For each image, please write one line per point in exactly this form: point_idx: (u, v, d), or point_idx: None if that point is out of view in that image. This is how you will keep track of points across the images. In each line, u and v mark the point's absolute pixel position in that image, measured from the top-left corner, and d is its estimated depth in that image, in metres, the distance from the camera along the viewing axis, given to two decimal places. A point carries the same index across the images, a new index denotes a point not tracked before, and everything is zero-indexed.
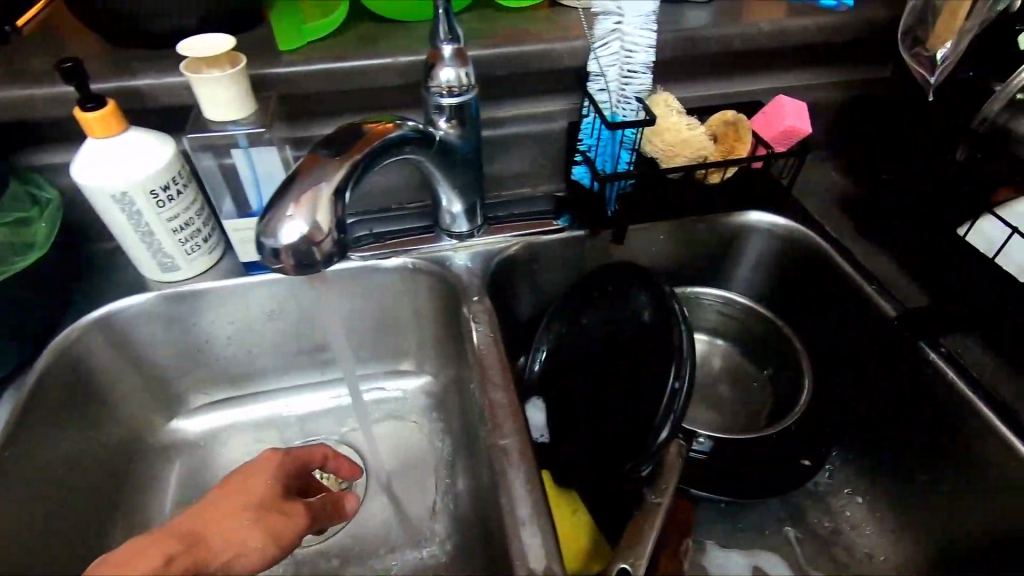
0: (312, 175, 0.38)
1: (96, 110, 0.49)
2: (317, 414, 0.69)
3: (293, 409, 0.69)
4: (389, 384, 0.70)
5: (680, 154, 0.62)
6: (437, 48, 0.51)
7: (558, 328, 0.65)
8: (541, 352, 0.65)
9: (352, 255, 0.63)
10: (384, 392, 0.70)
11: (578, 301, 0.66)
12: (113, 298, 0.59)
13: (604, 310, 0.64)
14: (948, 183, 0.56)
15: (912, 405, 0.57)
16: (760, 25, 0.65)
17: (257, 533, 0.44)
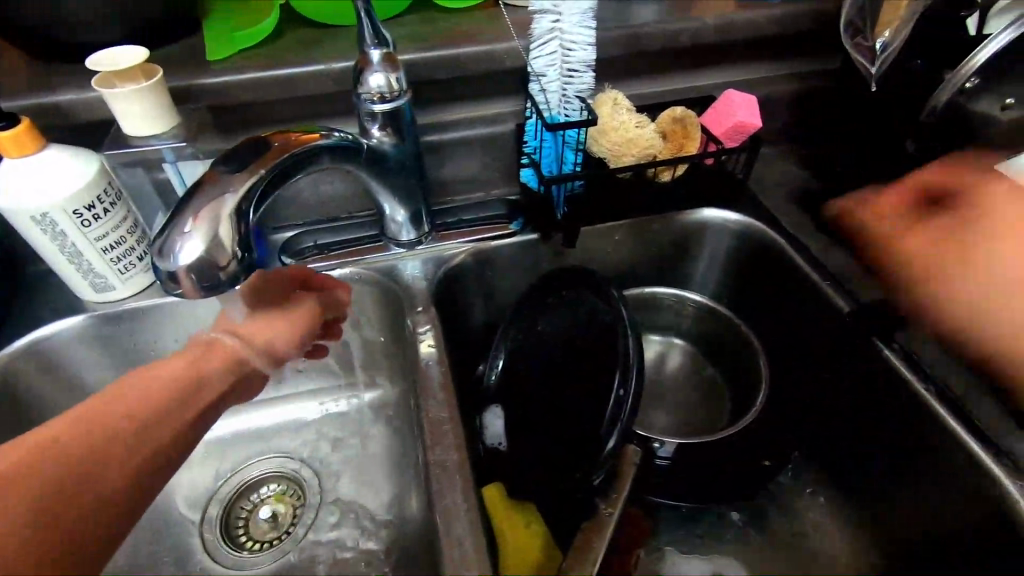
0: (215, 188, 0.36)
1: (10, 128, 0.47)
2: (274, 429, 0.68)
3: (250, 425, 0.68)
4: (344, 396, 0.69)
5: (628, 153, 0.59)
6: (365, 54, 0.50)
7: (516, 335, 0.63)
8: (498, 360, 0.63)
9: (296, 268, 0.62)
10: (341, 405, 0.69)
11: (534, 307, 0.64)
12: (45, 322, 0.57)
13: (562, 312, 0.63)
14: None
15: (871, 402, 0.55)
16: (705, 19, 0.64)
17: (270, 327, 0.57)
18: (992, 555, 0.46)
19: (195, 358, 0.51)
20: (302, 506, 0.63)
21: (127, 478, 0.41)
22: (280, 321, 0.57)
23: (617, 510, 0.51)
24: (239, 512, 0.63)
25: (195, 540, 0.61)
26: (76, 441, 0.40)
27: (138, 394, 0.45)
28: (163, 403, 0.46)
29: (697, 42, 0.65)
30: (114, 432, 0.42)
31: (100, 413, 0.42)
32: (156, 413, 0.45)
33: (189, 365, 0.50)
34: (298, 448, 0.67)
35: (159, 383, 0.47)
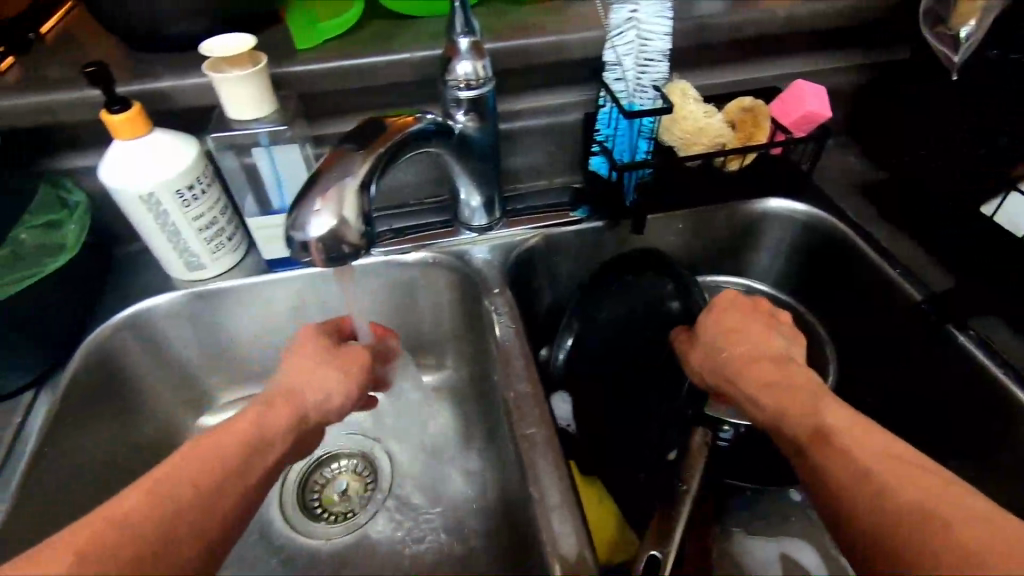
0: (337, 170, 0.38)
1: (122, 111, 0.50)
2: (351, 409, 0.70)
3: None
4: (415, 378, 0.71)
5: (698, 142, 0.61)
6: (454, 42, 0.52)
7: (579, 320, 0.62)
8: (565, 340, 0.62)
9: (374, 250, 0.64)
10: (412, 386, 0.71)
11: (588, 297, 0.63)
12: (142, 298, 0.60)
13: (621, 300, 0.63)
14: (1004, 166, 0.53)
15: (722, 372, 0.49)
16: (775, 10, 0.64)
17: (329, 380, 0.52)
18: (824, 483, 0.38)
19: (260, 416, 0.45)
20: (376, 482, 0.66)
21: (196, 549, 0.37)
22: (337, 370, 0.52)
23: (693, 488, 0.51)
24: (312, 487, 0.66)
25: (274, 514, 0.63)
26: (136, 528, 0.35)
27: (206, 455, 0.40)
28: (223, 472, 0.40)
29: (765, 33, 0.65)
30: (187, 496, 0.38)
31: (156, 492, 0.37)
32: (213, 486, 0.39)
33: (251, 428, 0.44)
34: (371, 427, 0.69)
35: (218, 453, 0.41)
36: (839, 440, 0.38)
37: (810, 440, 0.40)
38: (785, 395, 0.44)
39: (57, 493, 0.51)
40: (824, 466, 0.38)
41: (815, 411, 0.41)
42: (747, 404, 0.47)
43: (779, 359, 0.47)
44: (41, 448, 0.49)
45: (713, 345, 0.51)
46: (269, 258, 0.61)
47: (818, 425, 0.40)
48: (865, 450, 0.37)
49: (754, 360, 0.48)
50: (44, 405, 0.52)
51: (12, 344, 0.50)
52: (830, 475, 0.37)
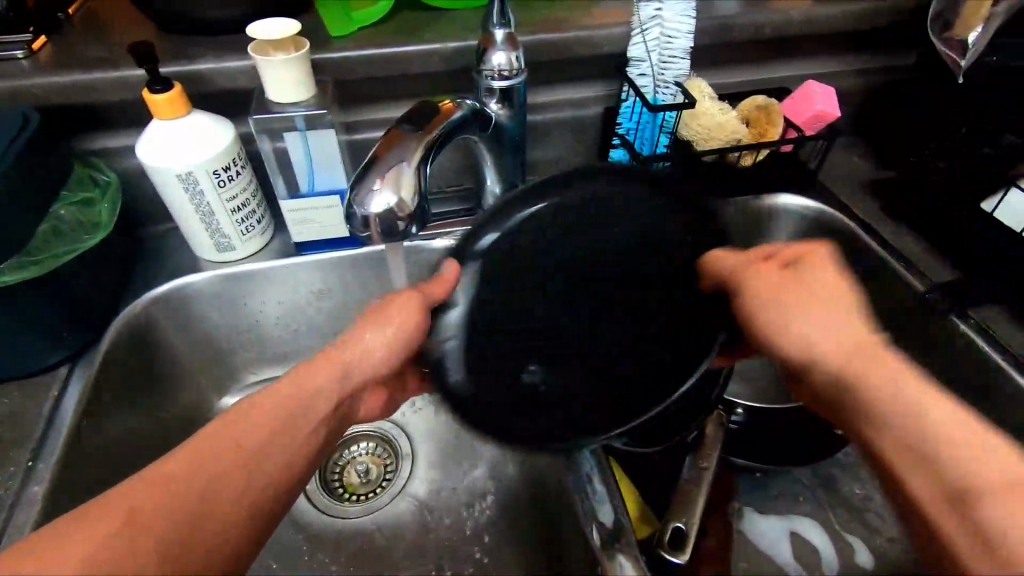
0: (393, 153, 0.39)
1: (164, 92, 0.51)
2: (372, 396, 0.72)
3: None
4: None
5: (715, 138, 0.64)
6: (490, 33, 0.53)
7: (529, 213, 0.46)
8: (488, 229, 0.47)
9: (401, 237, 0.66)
10: None
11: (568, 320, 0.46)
12: (173, 277, 0.61)
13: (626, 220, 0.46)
14: (1003, 164, 0.57)
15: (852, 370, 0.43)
16: (791, 13, 0.67)
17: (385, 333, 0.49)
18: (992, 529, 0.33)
19: (299, 378, 0.46)
20: (396, 464, 0.67)
21: (233, 523, 0.37)
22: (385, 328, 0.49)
23: (711, 466, 0.56)
24: (333, 467, 0.67)
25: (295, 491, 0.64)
26: (170, 506, 0.35)
27: (248, 426, 0.41)
28: (262, 444, 0.41)
29: (780, 34, 0.68)
30: (224, 467, 0.38)
31: (194, 460, 0.37)
32: (251, 457, 0.39)
33: (296, 391, 0.45)
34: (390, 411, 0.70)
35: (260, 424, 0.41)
36: (972, 457, 0.37)
37: (1000, 480, 0.35)
38: (915, 400, 0.40)
39: (95, 467, 0.51)
40: (1002, 516, 0.34)
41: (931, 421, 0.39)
42: (872, 402, 0.41)
43: (869, 340, 0.44)
44: (80, 420, 0.50)
45: (778, 308, 0.45)
46: (299, 241, 0.62)
47: (967, 454, 0.37)
48: (961, 462, 0.36)
49: (839, 341, 0.44)
50: (79, 384, 0.52)
51: (52, 319, 0.51)
52: (1002, 522, 0.34)
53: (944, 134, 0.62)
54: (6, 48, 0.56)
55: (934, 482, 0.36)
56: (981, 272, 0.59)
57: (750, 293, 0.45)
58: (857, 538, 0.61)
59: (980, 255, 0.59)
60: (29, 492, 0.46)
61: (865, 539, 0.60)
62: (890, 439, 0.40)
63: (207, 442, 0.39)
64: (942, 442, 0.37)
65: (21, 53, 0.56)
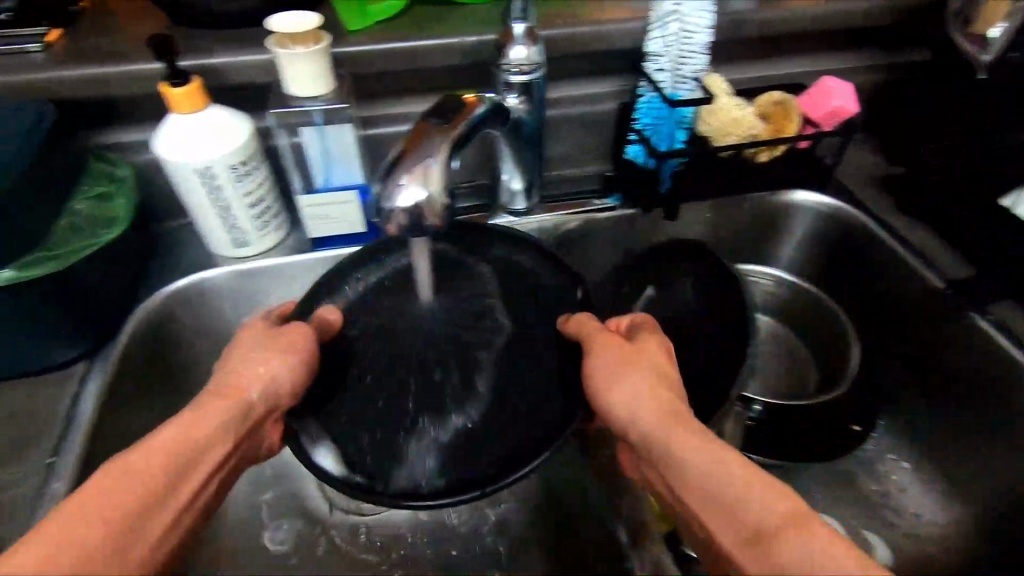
0: (421, 148, 0.39)
1: (182, 86, 0.50)
2: None
3: None
4: None
5: (732, 133, 0.63)
6: (508, 27, 0.53)
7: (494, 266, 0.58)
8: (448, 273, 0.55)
9: None
10: None
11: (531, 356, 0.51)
12: (189, 273, 0.60)
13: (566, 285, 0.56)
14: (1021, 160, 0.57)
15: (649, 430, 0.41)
16: (807, 8, 0.66)
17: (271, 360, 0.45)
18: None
19: (189, 419, 0.40)
20: None
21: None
22: (271, 352, 0.45)
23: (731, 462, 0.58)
24: None
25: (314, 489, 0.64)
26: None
27: (138, 476, 0.35)
28: (152, 493, 0.35)
29: (795, 30, 0.68)
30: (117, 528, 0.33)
31: (77, 526, 0.32)
32: (148, 510, 0.35)
33: (184, 432, 0.39)
34: None
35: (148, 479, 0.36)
36: (747, 502, 0.34)
37: (780, 519, 0.33)
38: (711, 459, 0.37)
39: (114, 464, 0.51)
40: (800, 552, 0.31)
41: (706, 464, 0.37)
42: (674, 467, 0.38)
43: (682, 407, 0.41)
44: (98, 416, 0.50)
45: (609, 374, 0.44)
46: (315, 236, 0.61)
47: (747, 496, 0.34)
48: (748, 502, 0.34)
49: (661, 399, 0.42)
50: (97, 381, 0.52)
51: (69, 315, 0.50)
52: (798, 562, 0.31)
53: (944, 134, 0.63)
54: (19, 42, 0.55)
55: (732, 525, 0.34)
56: (984, 272, 0.59)
57: (594, 367, 0.45)
58: (873, 533, 0.61)
59: (981, 255, 0.60)
60: (50, 489, 0.45)
61: (881, 534, 0.61)
62: (695, 500, 0.37)
63: (88, 498, 0.33)
64: (732, 488, 0.35)
65: (34, 47, 0.55)
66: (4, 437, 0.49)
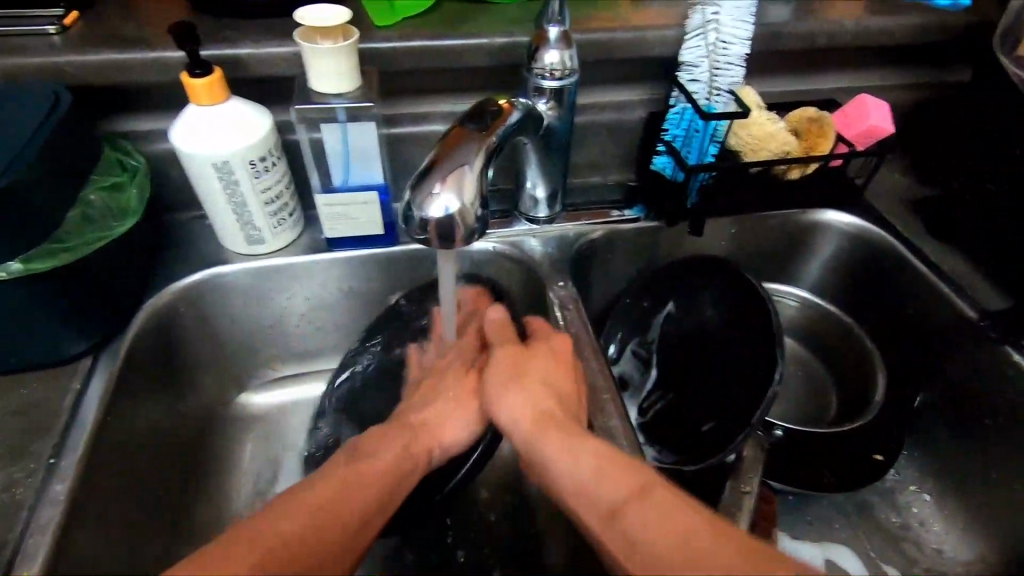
0: (456, 156, 0.37)
1: (204, 76, 0.48)
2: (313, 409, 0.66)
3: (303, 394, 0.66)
4: None
5: (764, 148, 0.61)
6: (543, 30, 0.51)
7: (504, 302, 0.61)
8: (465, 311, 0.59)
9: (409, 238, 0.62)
10: None
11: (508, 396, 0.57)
12: (199, 267, 0.59)
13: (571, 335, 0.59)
14: None
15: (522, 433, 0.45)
16: (846, 23, 0.64)
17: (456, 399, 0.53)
18: (636, 544, 0.35)
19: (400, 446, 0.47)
20: None
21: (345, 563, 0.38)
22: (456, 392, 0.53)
23: (752, 490, 0.53)
24: None
25: None
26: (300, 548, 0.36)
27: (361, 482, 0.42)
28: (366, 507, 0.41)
29: (833, 44, 0.66)
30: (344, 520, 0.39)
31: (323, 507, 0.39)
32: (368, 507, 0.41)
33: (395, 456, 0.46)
34: None
35: (367, 490, 0.42)
36: (600, 482, 0.38)
37: (623, 492, 0.37)
38: (573, 454, 0.41)
39: (118, 464, 0.49)
40: (641, 520, 0.35)
41: (565, 457, 0.41)
42: (543, 469, 0.42)
43: (554, 412, 0.46)
44: (102, 415, 0.48)
45: (498, 385, 0.49)
46: (331, 235, 0.59)
47: (600, 478, 0.39)
48: (598, 481, 0.39)
49: (537, 407, 0.46)
50: (102, 378, 0.50)
51: (77, 308, 0.49)
52: (637, 530, 0.35)
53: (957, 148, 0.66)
54: (37, 23, 0.53)
55: (590, 507, 0.38)
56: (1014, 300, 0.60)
57: (489, 381, 0.50)
58: (893, 567, 0.59)
59: (998, 260, 0.63)
60: (52, 491, 0.44)
61: (901, 569, 0.59)
62: (565, 494, 0.41)
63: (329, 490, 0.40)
64: (586, 474, 0.39)
65: (52, 28, 0.53)
66: (6, 434, 0.47)
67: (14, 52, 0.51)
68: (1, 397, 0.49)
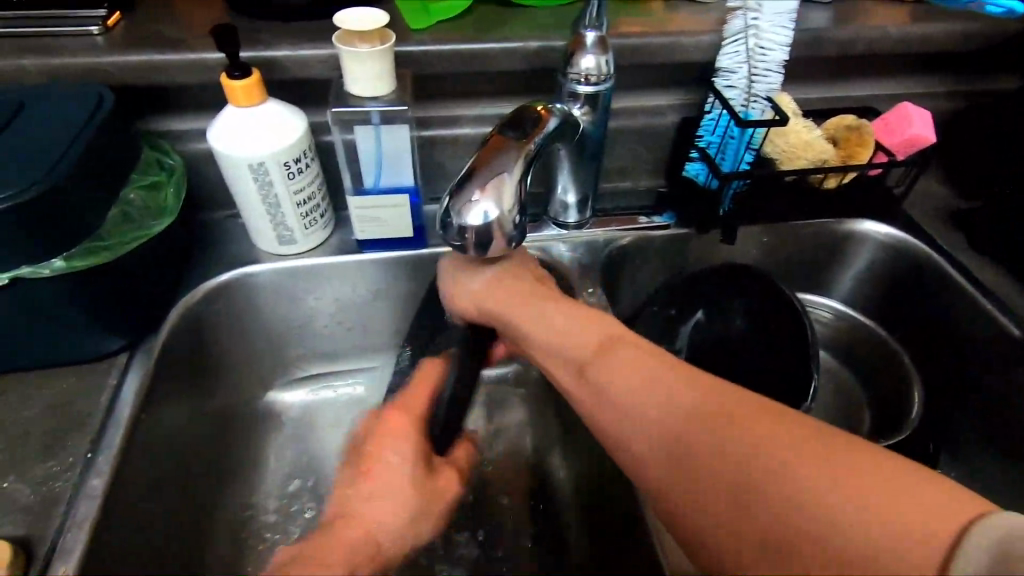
0: (495, 163, 0.38)
1: (243, 78, 0.49)
2: (333, 409, 0.66)
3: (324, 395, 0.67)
4: (376, 384, 0.68)
5: (801, 156, 0.60)
6: (580, 35, 0.50)
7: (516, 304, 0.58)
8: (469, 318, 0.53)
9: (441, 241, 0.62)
10: (361, 393, 0.67)
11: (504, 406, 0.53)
12: (231, 265, 0.59)
13: None
14: None
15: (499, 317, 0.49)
16: (889, 29, 0.63)
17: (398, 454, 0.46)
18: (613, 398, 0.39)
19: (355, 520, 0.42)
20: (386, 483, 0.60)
21: None
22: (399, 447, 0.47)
23: None
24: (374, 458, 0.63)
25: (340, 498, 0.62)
26: None
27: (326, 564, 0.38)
28: None
29: (874, 51, 0.64)
30: None
31: None
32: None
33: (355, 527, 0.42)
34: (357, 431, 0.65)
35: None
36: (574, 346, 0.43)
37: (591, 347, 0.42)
38: (550, 328, 0.45)
39: (151, 460, 0.50)
40: (613, 376, 0.39)
41: (543, 331, 0.45)
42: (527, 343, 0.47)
43: (524, 290, 0.49)
44: (137, 411, 0.49)
45: (466, 280, 0.52)
46: (361, 237, 0.60)
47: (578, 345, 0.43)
48: (574, 342, 0.43)
49: (506, 291, 0.49)
50: (137, 375, 0.51)
51: (115, 305, 0.49)
52: (611, 383, 0.39)
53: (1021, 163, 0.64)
54: (82, 24, 0.54)
55: (570, 371, 0.42)
56: None
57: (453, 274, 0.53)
58: None
59: None
60: (88, 486, 0.45)
61: None
62: (547, 360, 0.45)
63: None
64: (563, 335, 0.44)
65: (96, 29, 0.54)
66: (45, 427, 0.48)
67: (60, 53, 0.52)
68: (41, 390, 0.50)
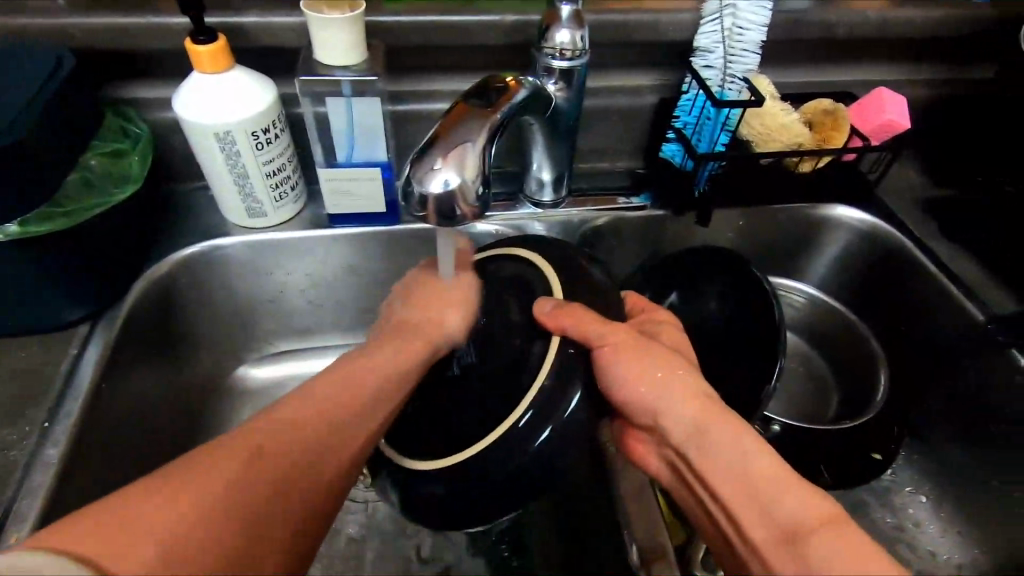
0: (459, 132, 0.37)
1: (208, 43, 0.47)
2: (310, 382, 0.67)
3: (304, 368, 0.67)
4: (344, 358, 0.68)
5: (777, 138, 0.60)
6: (556, 8, 0.50)
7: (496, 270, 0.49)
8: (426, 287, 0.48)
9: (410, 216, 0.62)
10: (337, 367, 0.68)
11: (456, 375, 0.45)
12: (199, 239, 0.58)
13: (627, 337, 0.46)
14: None
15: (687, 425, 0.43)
16: (868, 13, 0.63)
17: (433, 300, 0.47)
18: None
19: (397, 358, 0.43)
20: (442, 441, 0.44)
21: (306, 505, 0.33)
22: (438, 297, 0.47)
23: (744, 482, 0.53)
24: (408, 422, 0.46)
25: None
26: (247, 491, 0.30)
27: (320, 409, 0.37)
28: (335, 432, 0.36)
29: (853, 35, 0.64)
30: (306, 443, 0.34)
31: (262, 446, 0.33)
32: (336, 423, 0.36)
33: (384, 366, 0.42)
34: None
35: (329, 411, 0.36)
36: (773, 500, 0.37)
37: (812, 518, 0.36)
38: (743, 458, 0.39)
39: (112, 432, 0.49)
40: (826, 552, 0.34)
41: (734, 458, 0.40)
42: (706, 462, 0.41)
43: (716, 406, 0.43)
44: (97, 381, 0.49)
45: (636, 371, 0.43)
46: (332, 212, 0.59)
47: (783, 492, 0.37)
48: (787, 499, 0.37)
49: (696, 399, 0.43)
50: (98, 345, 0.50)
51: (77, 273, 0.48)
52: (820, 558, 0.34)
53: None
54: None
55: (766, 524, 0.37)
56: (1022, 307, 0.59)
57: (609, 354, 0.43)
58: None
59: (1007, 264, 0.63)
60: (44, 455, 0.44)
61: None
62: (726, 491, 0.39)
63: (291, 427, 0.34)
64: (761, 482, 0.38)
65: None
66: (3, 397, 0.47)
67: (21, 13, 0.51)
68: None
